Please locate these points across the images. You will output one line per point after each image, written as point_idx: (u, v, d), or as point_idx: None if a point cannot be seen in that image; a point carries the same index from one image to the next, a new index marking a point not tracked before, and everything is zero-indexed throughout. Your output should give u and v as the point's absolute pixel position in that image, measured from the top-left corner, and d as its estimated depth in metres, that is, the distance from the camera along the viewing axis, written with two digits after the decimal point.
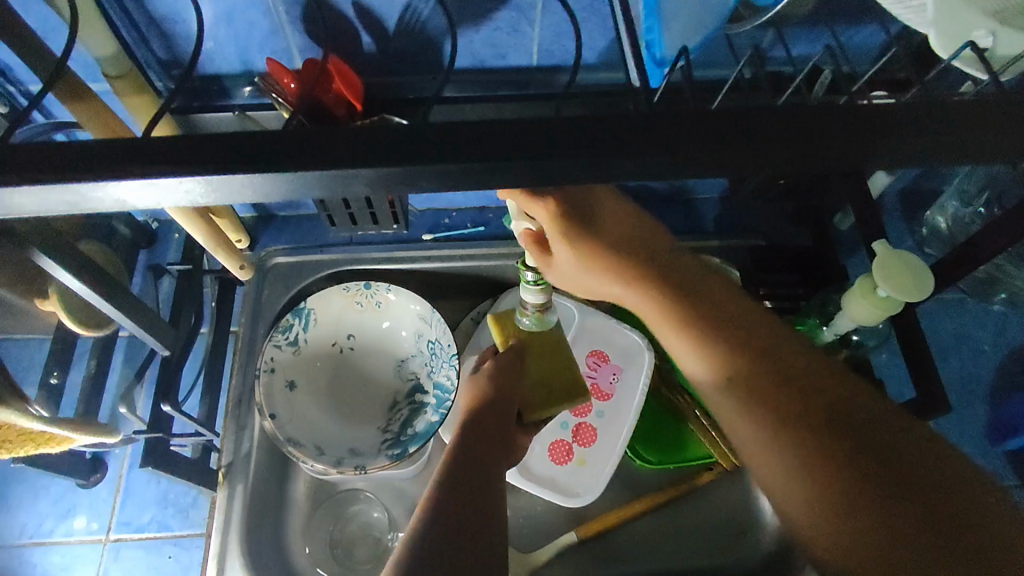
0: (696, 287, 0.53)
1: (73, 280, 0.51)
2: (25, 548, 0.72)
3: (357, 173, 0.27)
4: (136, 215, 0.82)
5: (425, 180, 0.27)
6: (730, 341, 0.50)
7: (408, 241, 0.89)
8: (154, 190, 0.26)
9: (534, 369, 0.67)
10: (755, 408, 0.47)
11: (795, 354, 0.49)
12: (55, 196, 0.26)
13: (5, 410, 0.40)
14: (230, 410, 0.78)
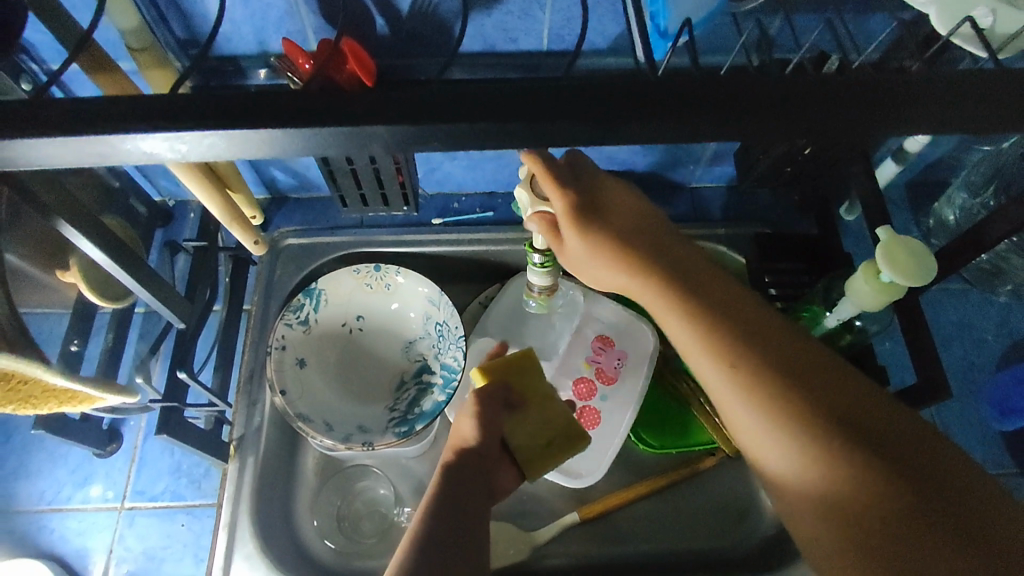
0: (705, 289, 0.55)
1: (94, 249, 0.53)
2: (43, 514, 0.74)
3: (369, 130, 0.30)
4: (153, 196, 0.86)
5: (429, 136, 0.31)
6: (740, 341, 0.52)
7: (418, 224, 0.91)
8: (179, 142, 0.30)
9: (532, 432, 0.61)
10: (760, 415, 0.50)
11: (796, 357, 0.52)
12: (88, 147, 0.30)
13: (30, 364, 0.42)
14: (242, 385, 0.80)
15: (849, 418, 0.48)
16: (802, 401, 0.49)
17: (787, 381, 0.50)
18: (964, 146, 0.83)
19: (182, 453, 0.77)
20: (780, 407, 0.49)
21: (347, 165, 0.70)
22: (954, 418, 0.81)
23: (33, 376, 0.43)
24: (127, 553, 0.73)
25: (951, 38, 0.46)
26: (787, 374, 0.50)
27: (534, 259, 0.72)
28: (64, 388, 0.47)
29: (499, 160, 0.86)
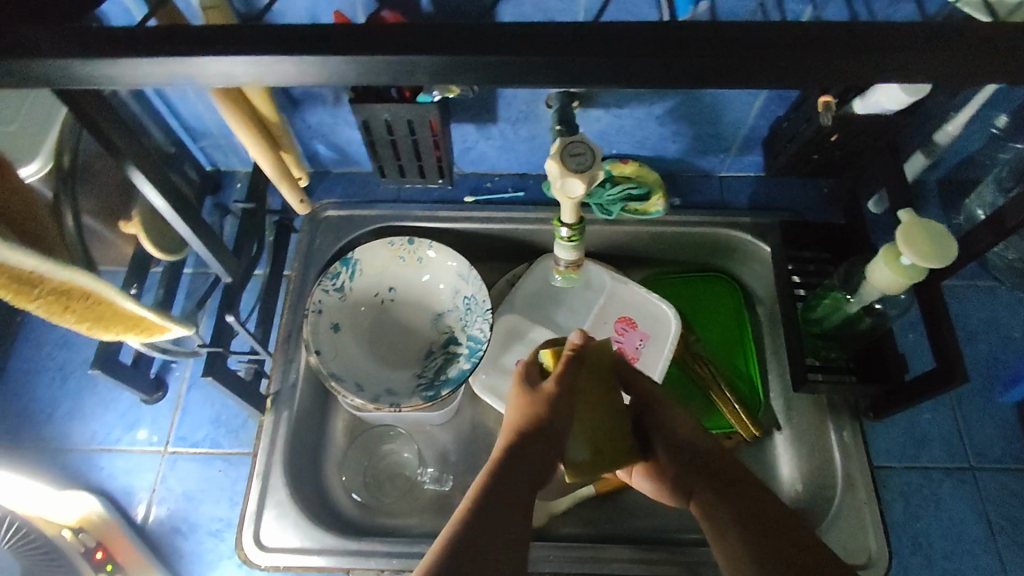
0: (729, 480, 0.62)
1: (157, 195, 0.58)
2: (94, 453, 0.79)
3: (423, 60, 0.37)
4: (204, 164, 0.92)
5: (485, 67, 0.38)
6: (733, 518, 0.59)
7: (451, 202, 0.94)
8: (262, 65, 0.37)
9: (590, 421, 0.63)
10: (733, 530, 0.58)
11: (765, 498, 0.60)
12: (188, 67, 0.37)
13: (108, 285, 0.48)
14: (280, 345, 0.84)
15: (758, 512, 0.59)
16: (707, 492, 0.62)
17: (698, 473, 0.63)
18: (999, 142, 0.83)
19: (221, 404, 0.82)
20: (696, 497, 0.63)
21: (387, 136, 0.74)
22: (976, 413, 0.80)
23: (107, 297, 0.49)
24: (168, 494, 0.78)
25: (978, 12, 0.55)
26: (706, 473, 0.63)
27: (561, 233, 0.76)
28: (132, 312, 0.53)
29: (533, 141, 0.89)
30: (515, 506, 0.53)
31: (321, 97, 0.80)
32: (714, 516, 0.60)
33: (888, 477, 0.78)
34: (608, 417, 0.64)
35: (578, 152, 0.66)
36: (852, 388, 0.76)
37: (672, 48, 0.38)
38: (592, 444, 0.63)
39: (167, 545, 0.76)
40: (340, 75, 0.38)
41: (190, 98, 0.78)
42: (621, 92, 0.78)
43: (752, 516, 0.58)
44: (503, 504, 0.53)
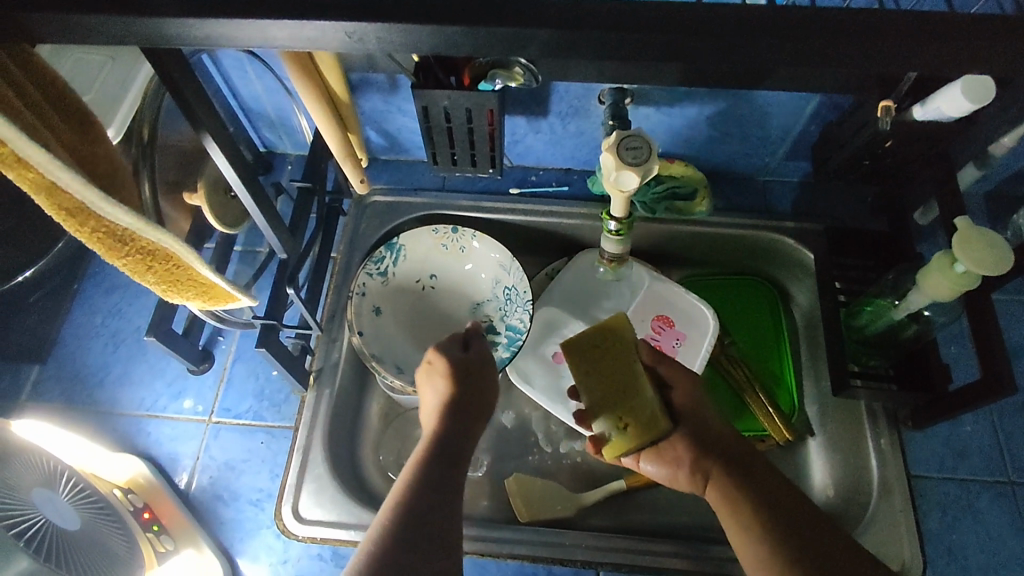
0: (748, 469, 0.63)
1: (228, 167, 0.60)
2: (141, 418, 0.82)
3: (520, 34, 0.37)
4: (257, 144, 0.94)
5: (579, 46, 0.38)
6: (749, 502, 0.60)
7: (496, 193, 0.95)
8: (360, 27, 0.37)
9: (612, 393, 0.62)
10: (748, 516, 0.59)
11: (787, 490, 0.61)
12: (287, 30, 0.38)
13: (190, 252, 0.49)
14: (324, 324, 0.86)
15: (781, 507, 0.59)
16: (726, 480, 0.62)
17: (718, 461, 0.64)
18: None
19: (265, 379, 0.84)
20: (714, 483, 0.63)
21: (444, 122, 0.75)
22: (1017, 427, 0.80)
23: (187, 262, 0.50)
24: (211, 462, 0.80)
25: None
26: (723, 459, 0.64)
27: (609, 227, 0.77)
28: (207, 280, 0.54)
29: (580, 137, 0.90)
30: (447, 475, 0.60)
31: (378, 84, 0.81)
32: (735, 505, 0.60)
33: (925, 487, 0.78)
34: (631, 392, 0.62)
35: (633, 146, 0.67)
36: (891, 395, 0.75)
37: (766, 29, 0.37)
38: (617, 419, 0.62)
39: (208, 512, 0.77)
40: (434, 48, 0.38)
41: (252, 79, 0.81)
42: (674, 91, 0.79)
43: (769, 504, 0.59)
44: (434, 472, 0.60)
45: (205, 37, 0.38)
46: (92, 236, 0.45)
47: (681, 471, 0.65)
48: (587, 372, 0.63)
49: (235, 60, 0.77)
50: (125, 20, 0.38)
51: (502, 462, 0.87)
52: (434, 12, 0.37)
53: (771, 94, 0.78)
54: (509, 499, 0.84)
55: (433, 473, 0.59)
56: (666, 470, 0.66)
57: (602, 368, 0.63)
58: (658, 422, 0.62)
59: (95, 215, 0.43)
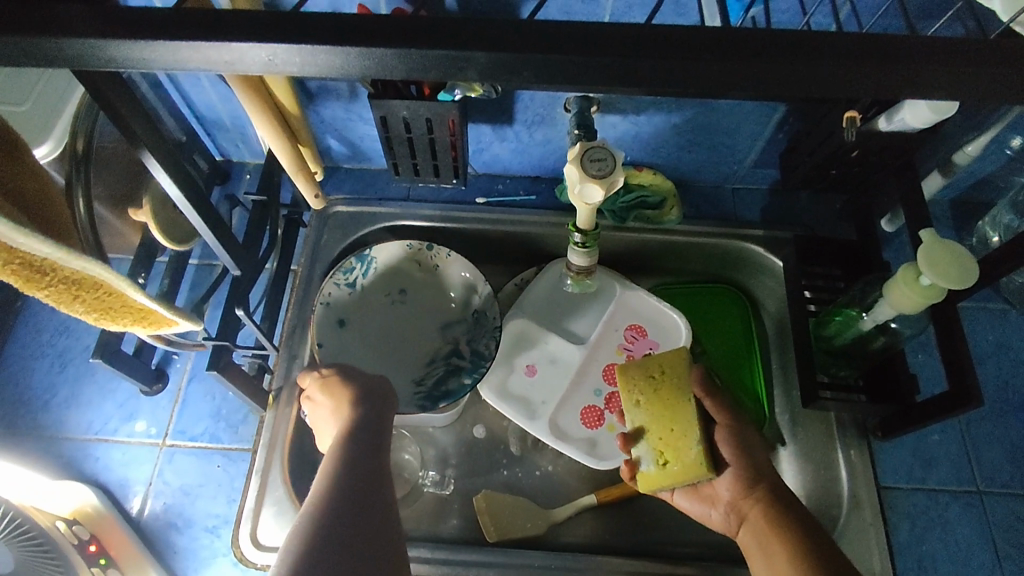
0: (779, 500, 0.63)
1: (171, 183, 0.57)
2: (90, 443, 0.78)
3: (467, 56, 0.35)
4: (212, 153, 0.91)
5: (531, 68, 0.36)
6: (780, 538, 0.60)
7: (462, 202, 0.93)
8: (292, 49, 0.35)
9: (657, 427, 0.66)
10: (777, 557, 0.59)
11: (813, 525, 0.61)
12: (212, 53, 0.35)
13: (122, 279, 0.47)
14: (285, 340, 0.83)
15: (808, 546, 0.58)
16: (759, 523, 0.62)
17: (751, 502, 0.64)
18: (1015, 165, 0.82)
19: (222, 398, 0.81)
20: (748, 526, 0.63)
21: (404, 133, 0.73)
22: (983, 435, 0.80)
23: (118, 289, 0.48)
24: (165, 487, 0.76)
25: (1009, 21, 0.50)
26: (761, 495, 0.63)
27: (575, 239, 0.75)
28: (141, 304, 0.51)
29: (548, 145, 0.88)
30: (368, 464, 0.58)
31: (337, 92, 0.79)
32: (767, 549, 0.60)
33: (896, 498, 0.77)
34: (678, 433, 0.65)
35: (597, 158, 0.65)
36: (862, 406, 0.75)
37: (721, 50, 0.36)
38: (659, 453, 0.66)
39: (162, 540, 0.74)
40: (374, 70, 0.36)
41: (204, 86, 0.77)
42: (640, 99, 0.78)
43: (795, 539, 0.59)
44: (354, 461, 0.58)
45: (126, 56, 0.36)
46: (6, 269, 0.40)
47: (715, 510, 0.68)
48: (638, 403, 0.68)
49: None
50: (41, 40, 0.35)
51: (470, 479, 0.85)
52: (372, 32, 0.35)
53: (737, 103, 0.77)
54: (478, 518, 0.82)
55: (353, 465, 0.57)
56: (699, 506, 0.69)
57: (653, 403, 0.67)
58: (701, 468, 0.63)
59: (8, 248, 0.39)
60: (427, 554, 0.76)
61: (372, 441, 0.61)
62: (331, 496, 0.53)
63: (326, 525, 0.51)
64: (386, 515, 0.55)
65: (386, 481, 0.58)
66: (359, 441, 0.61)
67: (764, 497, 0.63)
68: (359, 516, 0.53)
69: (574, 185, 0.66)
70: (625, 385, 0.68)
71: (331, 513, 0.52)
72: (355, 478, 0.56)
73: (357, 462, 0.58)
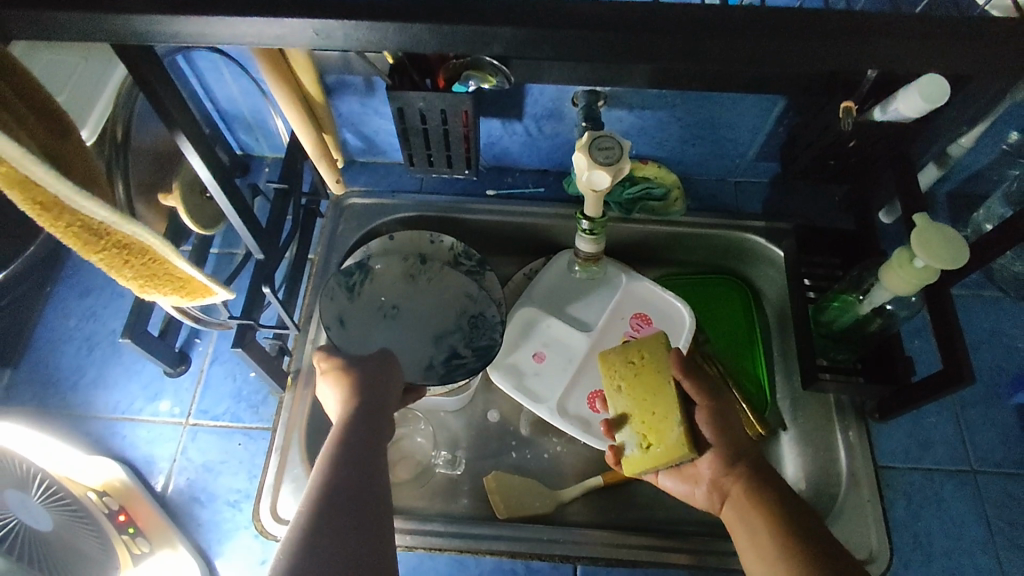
0: (762, 474, 0.65)
1: (202, 166, 0.61)
2: (117, 422, 0.81)
3: (494, 32, 0.38)
4: (234, 148, 0.95)
5: (550, 43, 0.39)
6: (760, 508, 0.62)
7: (473, 194, 0.96)
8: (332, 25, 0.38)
9: (639, 411, 0.71)
10: (756, 526, 0.61)
11: (790, 497, 0.63)
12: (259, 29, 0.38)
13: (166, 244, 0.50)
14: (303, 325, 0.86)
15: (784, 518, 0.60)
16: (743, 498, 0.64)
17: (732, 479, 0.66)
18: (1008, 156, 0.85)
19: (243, 379, 0.84)
20: (733, 500, 0.65)
21: (420, 124, 0.76)
22: (978, 417, 0.83)
23: (162, 254, 0.51)
24: (188, 464, 0.79)
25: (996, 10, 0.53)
26: (747, 469, 0.66)
27: (583, 226, 0.78)
28: (182, 272, 0.54)
29: (556, 139, 0.91)
30: (371, 433, 0.63)
31: (354, 86, 0.82)
32: (750, 522, 0.62)
33: (892, 477, 0.80)
34: (659, 415, 0.68)
35: (605, 146, 0.68)
36: (860, 387, 0.78)
37: (722, 29, 0.39)
38: (642, 436, 0.70)
39: (185, 514, 0.77)
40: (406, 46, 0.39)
41: (228, 80, 0.81)
42: (645, 93, 0.81)
43: (775, 508, 0.62)
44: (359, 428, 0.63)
45: (181, 33, 0.39)
46: (67, 230, 0.45)
47: (698, 489, 0.70)
48: (619, 389, 0.73)
49: (211, 61, 0.78)
50: (109, 15, 0.39)
51: (481, 460, 0.88)
52: (401, 11, 0.38)
53: (739, 97, 0.80)
54: (488, 496, 0.85)
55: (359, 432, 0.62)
56: (683, 486, 0.71)
57: (632, 386, 0.71)
58: (681, 448, 0.66)
59: (69, 207, 0.43)
60: (438, 529, 0.79)
61: (377, 410, 0.66)
62: (336, 459, 0.58)
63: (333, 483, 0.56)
64: (380, 498, 0.57)
65: (381, 464, 0.60)
66: (359, 425, 0.63)
67: (745, 473, 0.65)
68: (356, 499, 0.56)
69: (579, 172, 0.69)
70: (608, 373, 0.74)
71: (336, 473, 0.57)
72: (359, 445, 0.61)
73: (354, 448, 0.60)
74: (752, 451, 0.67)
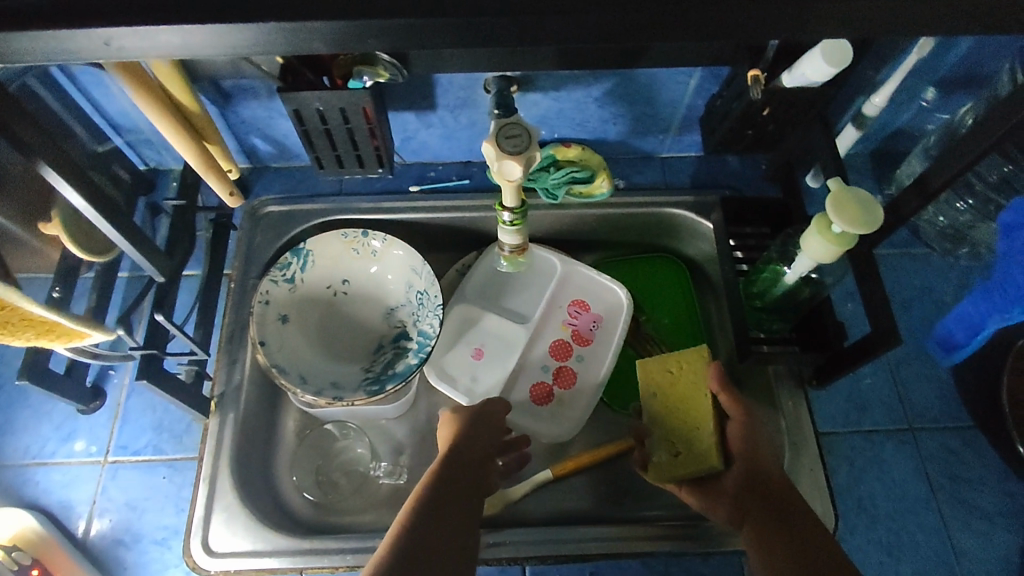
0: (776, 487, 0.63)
1: (76, 195, 0.58)
2: (29, 468, 0.76)
3: None
4: (136, 164, 0.89)
5: None
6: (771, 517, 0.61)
7: (394, 192, 0.92)
8: None
9: (671, 419, 0.74)
10: (764, 533, 0.60)
11: (801, 506, 0.62)
12: None
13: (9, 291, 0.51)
14: (223, 344, 0.82)
15: (804, 541, 0.58)
16: (762, 519, 0.62)
17: (749, 494, 0.64)
18: (924, 113, 0.85)
19: (163, 410, 0.79)
20: (748, 512, 0.64)
21: (321, 125, 0.72)
22: (912, 375, 0.83)
23: (9, 301, 0.51)
24: (110, 504, 0.75)
25: None
26: (763, 486, 0.64)
27: (505, 218, 0.75)
28: (40, 317, 0.55)
29: (474, 128, 0.88)
30: (467, 479, 0.63)
31: (254, 92, 0.77)
32: (767, 543, 0.60)
33: (834, 443, 0.80)
34: (691, 426, 0.72)
35: (513, 135, 0.65)
36: (797, 355, 0.77)
37: None
38: (670, 444, 0.73)
39: (112, 557, 0.73)
40: None
41: (115, 95, 0.76)
42: (558, 74, 0.78)
43: (786, 516, 0.61)
44: (463, 475, 0.63)
45: None
46: None
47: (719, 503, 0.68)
48: (654, 396, 0.75)
49: (92, 75, 0.72)
50: None
51: (425, 467, 0.83)
52: None
53: (653, 71, 0.78)
54: None
55: (459, 478, 0.62)
56: (705, 500, 0.70)
57: (668, 395, 0.74)
58: (711, 458, 0.69)
59: None
60: (380, 543, 0.72)
61: (474, 457, 0.65)
62: (425, 502, 0.59)
63: (420, 524, 0.57)
64: (455, 556, 0.56)
65: (465, 517, 0.59)
66: (452, 473, 0.62)
67: (769, 493, 0.63)
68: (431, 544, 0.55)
69: (489, 159, 0.66)
70: (646, 382, 0.76)
71: (420, 515, 0.57)
72: (455, 490, 0.61)
73: (442, 498, 0.59)
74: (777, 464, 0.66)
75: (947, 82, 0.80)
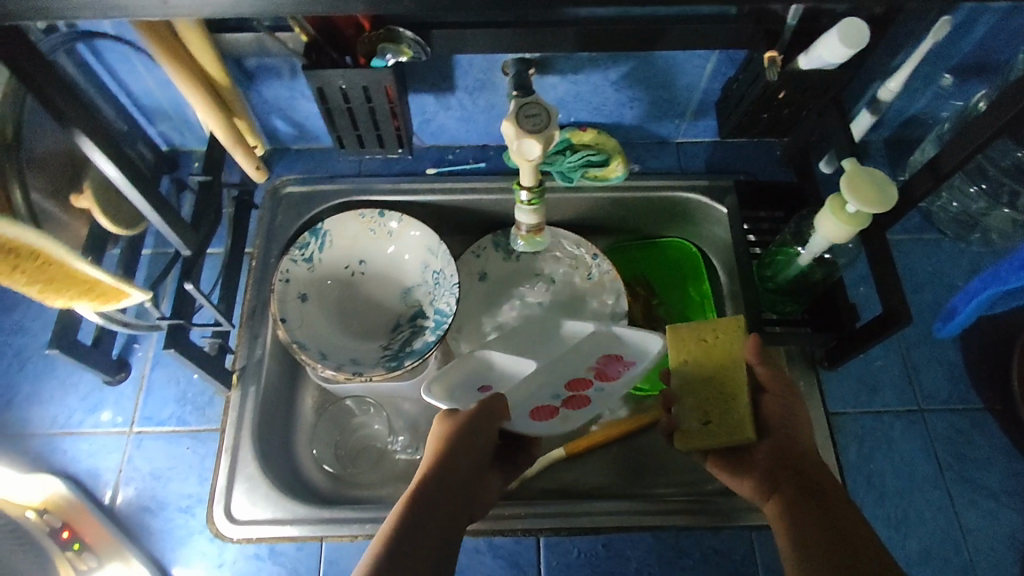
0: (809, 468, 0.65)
1: (108, 163, 0.59)
2: (57, 437, 0.78)
3: None
4: (159, 144, 0.91)
5: None
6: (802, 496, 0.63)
7: (412, 174, 0.93)
8: None
9: (704, 389, 0.70)
10: (792, 511, 0.62)
11: (832, 487, 0.63)
12: None
13: (59, 247, 0.54)
14: (245, 320, 0.84)
15: (833, 522, 0.60)
16: (792, 493, 0.63)
17: (781, 472, 0.66)
18: (939, 99, 0.86)
19: (186, 382, 0.81)
20: (777, 489, 0.65)
21: (343, 104, 0.74)
22: (923, 358, 0.84)
23: (57, 257, 0.55)
24: (135, 473, 0.77)
25: None
26: (796, 466, 0.66)
27: (522, 198, 0.77)
28: (84, 277, 0.58)
29: (492, 111, 0.89)
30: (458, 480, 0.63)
31: (277, 71, 0.79)
32: (795, 518, 0.62)
33: (844, 423, 0.81)
34: (727, 397, 0.70)
35: (532, 113, 0.67)
36: (809, 337, 0.78)
37: None
38: (702, 414, 0.70)
39: (137, 523, 0.75)
40: None
41: (141, 72, 0.77)
42: (577, 57, 0.79)
43: (814, 498, 0.62)
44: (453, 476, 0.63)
45: None
46: None
47: (747, 476, 0.69)
48: (686, 362, 0.71)
49: (120, 54, 0.74)
50: None
51: None
52: None
53: (671, 53, 0.79)
54: None
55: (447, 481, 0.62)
56: (732, 472, 0.71)
57: (702, 361, 0.71)
58: (746, 431, 0.67)
59: None
60: None
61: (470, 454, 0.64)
62: (414, 506, 0.59)
63: (408, 526, 0.58)
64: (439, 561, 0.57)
65: (448, 521, 0.60)
66: (442, 475, 0.62)
67: (798, 467, 0.65)
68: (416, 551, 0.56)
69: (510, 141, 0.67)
70: (677, 350, 0.72)
71: (409, 518, 0.58)
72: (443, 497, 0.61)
73: (429, 503, 0.60)
74: (811, 446, 0.68)
75: (963, 69, 0.80)
